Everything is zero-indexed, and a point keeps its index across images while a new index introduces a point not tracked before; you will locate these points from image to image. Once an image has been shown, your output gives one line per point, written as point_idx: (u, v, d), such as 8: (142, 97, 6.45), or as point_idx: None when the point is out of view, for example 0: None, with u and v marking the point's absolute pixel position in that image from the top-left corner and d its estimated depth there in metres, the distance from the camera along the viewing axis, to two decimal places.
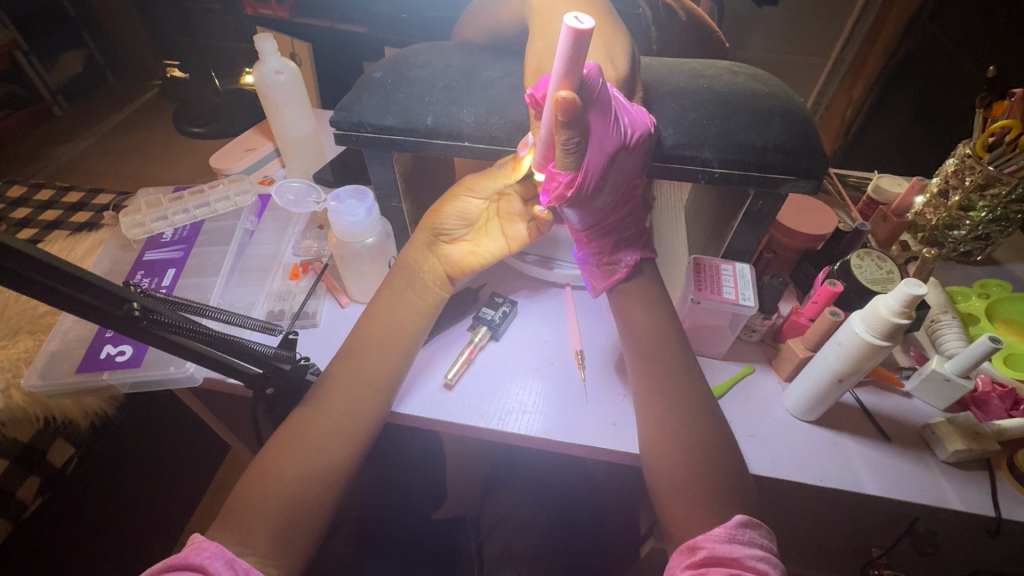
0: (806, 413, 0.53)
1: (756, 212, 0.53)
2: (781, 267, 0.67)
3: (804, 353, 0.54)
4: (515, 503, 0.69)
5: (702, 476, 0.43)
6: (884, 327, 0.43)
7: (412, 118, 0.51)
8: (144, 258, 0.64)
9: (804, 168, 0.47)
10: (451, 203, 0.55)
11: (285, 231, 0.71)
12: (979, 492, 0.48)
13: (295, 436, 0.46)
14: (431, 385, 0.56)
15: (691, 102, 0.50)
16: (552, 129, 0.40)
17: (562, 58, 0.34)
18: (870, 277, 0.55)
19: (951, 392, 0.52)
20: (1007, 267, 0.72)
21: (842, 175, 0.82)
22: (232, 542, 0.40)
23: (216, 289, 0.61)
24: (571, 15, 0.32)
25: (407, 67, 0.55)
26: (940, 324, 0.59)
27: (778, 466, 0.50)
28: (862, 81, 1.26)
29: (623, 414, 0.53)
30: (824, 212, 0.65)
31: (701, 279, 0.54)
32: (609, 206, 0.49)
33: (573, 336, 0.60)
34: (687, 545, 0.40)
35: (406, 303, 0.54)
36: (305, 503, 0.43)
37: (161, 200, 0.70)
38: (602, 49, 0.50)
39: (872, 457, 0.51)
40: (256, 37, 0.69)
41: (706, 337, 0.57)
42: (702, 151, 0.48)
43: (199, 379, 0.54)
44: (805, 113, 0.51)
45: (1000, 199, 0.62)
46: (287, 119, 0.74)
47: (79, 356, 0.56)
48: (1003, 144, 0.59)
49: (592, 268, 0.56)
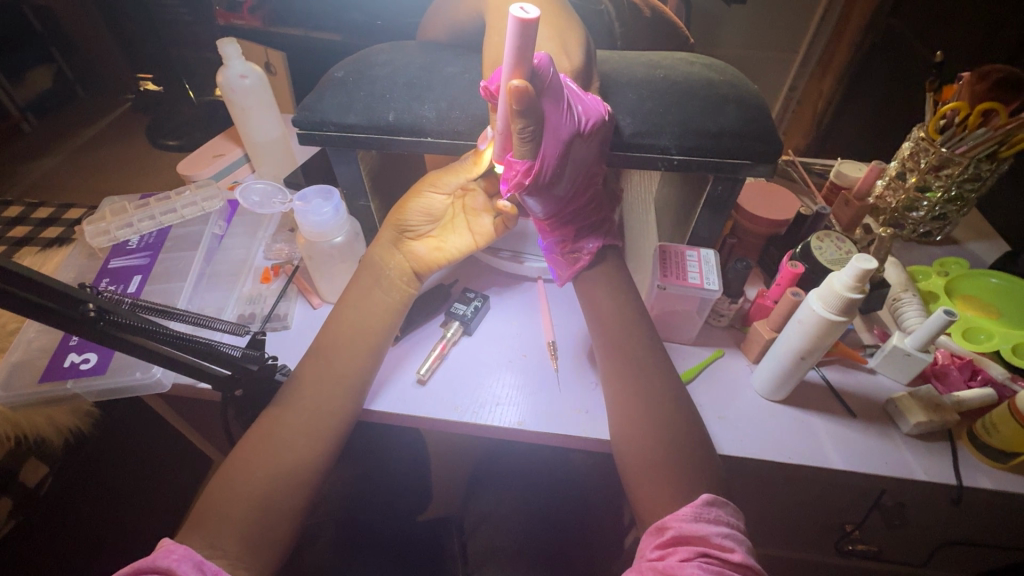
0: (772, 392, 0.54)
1: (717, 198, 0.54)
2: (748, 253, 0.68)
3: (769, 334, 0.55)
4: (496, 500, 0.69)
5: (670, 456, 0.44)
6: (839, 302, 0.44)
7: (374, 115, 0.52)
8: (109, 266, 0.64)
9: (758, 151, 0.49)
10: (414, 199, 0.55)
11: (255, 235, 0.70)
12: (941, 461, 0.50)
13: (264, 436, 0.45)
14: (404, 381, 0.56)
15: (649, 92, 0.51)
16: (508, 119, 0.41)
17: (512, 47, 0.35)
18: (830, 257, 0.57)
19: (913, 367, 0.54)
20: (966, 246, 0.74)
21: (806, 164, 0.84)
22: (200, 545, 0.39)
23: (184, 294, 0.61)
24: (517, 5, 0.32)
25: (368, 65, 0.55)
26: (901, 301, 0.60)
27: (748, 445, 0.50)
28: (831, 74, 1.31)
29: (595, 402, 0.54)
30: (786, 197, 0.67)
31: (666, 265, 0.55)
32: (569, 194, 0.50)
33: (545, 327, 0.61)
34: (656, 526, 0.40)
35: (375, 301, 0.54)
36: (275, 502, 0.43)
37: (126, 207, 0.69)
38: (557, 41, 0.51)
39: (839, 432, 0.52)
40: (219, 42, 0.69)
41: (674, 323, 0.58)
42: (661, 138, 0.49)
43: (167, 385, 0.54)
44: (758, 99, 0.52)
45: (954, 179, 0.63)
46: (254, 122, 0.74)
47: (42, 366, 0.55)
48: (953, 126, 0.60)
49: (557, 258, 0.57)
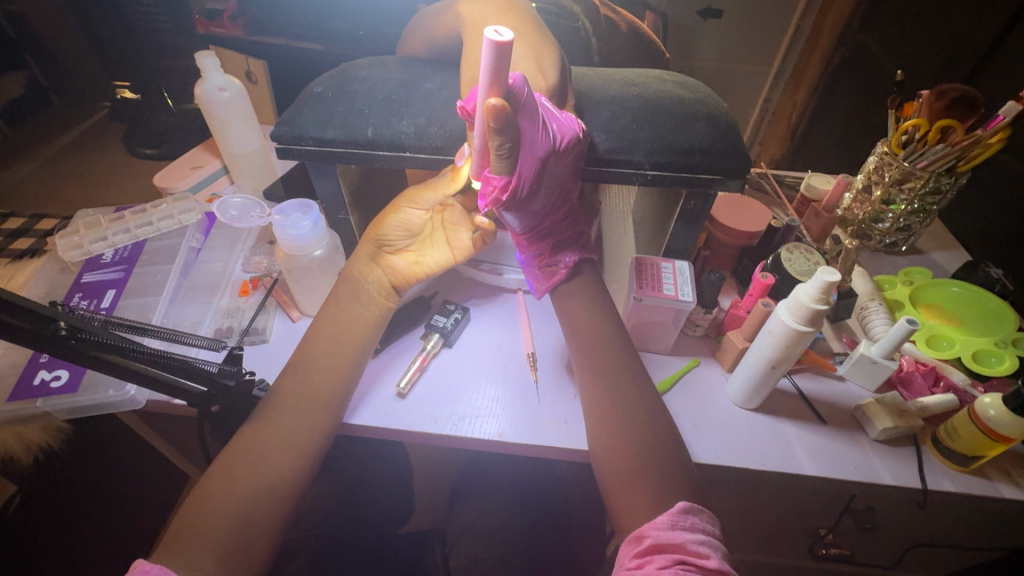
0: (746, 401, 0.55)
1: (690, 211, 0.56)
2: (722, 264, 0.70)
3: (742, 344, 0.56)
4: (480, 513, 0.68)
5: (647, 465, 0.44)
6: (805, 313, 0.45)
7: (352, 130, 0.52)
8: (82, 280, 0.63)
9: (728, 168, 0.50)
10: (393, 215, 0.56)
11: (234, 249, 0.70)
12: (907, 466, 0.51)
13: (243, 453, 0.45)
14: (384, 394, 0.56)
15: (622, 109, 0.52)
16: (484, 136, 0.41)
17: (487, 68, 0.36)
18: (800, 268, 0.59)
19: (880, 374, 0.56)
20: (930, 256, 0.77)
21: (779, 176, 0.86)
22: (175, 566, 0.39)
23: (159, 309, 0.60)
24: (491, 29, 0.33)
25: (347, 81, 0.56)
26: (868, 310, 0.62)
27: (722, 453, 0.52)
28: (805, 87, 1.35)
29: (573, 412, 0.55)
30: (757, 209, 0.69)
31: (642, 277, 0.56)
32: (546, 209, 0.51)
33: (525, 338, 0.61)
34: (634, 535, 0.41)
35: (354, 315, 0.54)
36: (253, 519, 0.42)
37: (101, 220, 0.68)
38: (533, 60, 0.52)
39: (809, 439, 0.53)
40: (197, 54, 0.68)
41: (651, 333, 0.59)
42: (634, 154, 0.51)
43: (141, 401, 0.53)
44: (728, 116, 0.54)
45: (917, 192, 0.66)
46: (233, 135, 0.74)
47: (10, 384, 0.53)
48: (914, 141, 0.63)
49: (534, 271, 0.57)
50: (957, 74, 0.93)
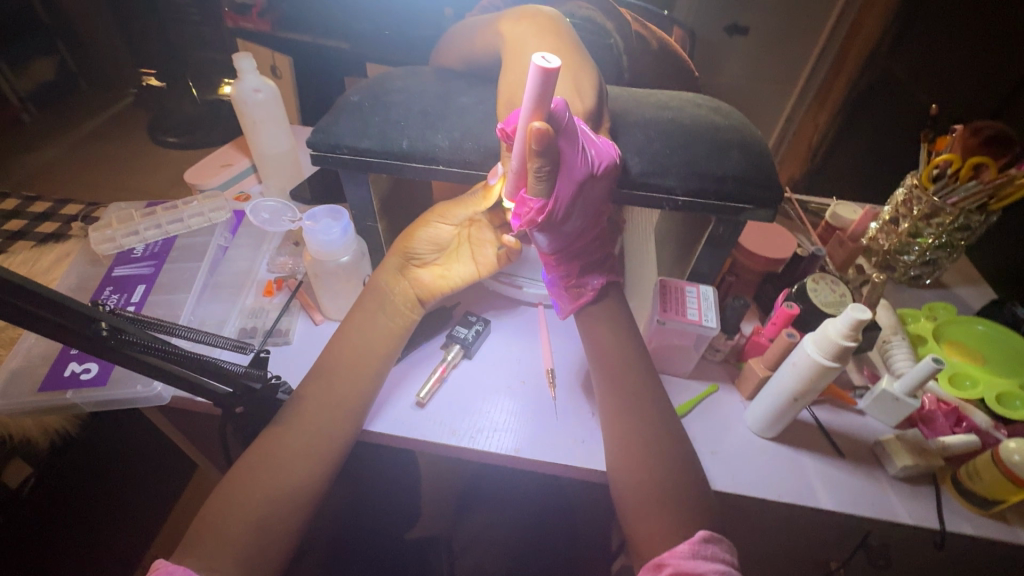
0: (765, 430, 0.55)
1: (718, 237, 0.56)
2: (744, 289, 0.70)
3: (763, 372, 0.56)
4: (486, 523, 0.69)
5: (667, 493, 0.44)
6: (833, 349, 0.45)
7: (387, 141, 0.53)
8: (112, 274, 0.64)
9: (760, 197, 0.51)
10: (422, 229, 0.56)
11: (260, 248, 0.71)
12: (925, 505, 0.51)
13: (265, 457, 0.46)
14: (403, 403, 0.56)
15: (657, 133, 0.53)
16: (524, 158, 0.42)
17: (532, 92, 0.36)
18: (825, 299, 0.59)
19: (901, 411, 0.55)
20: (953, 290, 0.76)
21: (803, 202, 0.86)
22: (198, 567, 0.39)
23: (187, 306, 0.61)
24: (539, 56, 0.34)
25: (384, 91, 0.56)
26: (890, 344, 0.62)
27: (739, 482, 0.51)
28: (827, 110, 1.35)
29: (590, 431, 0.55)
30: (782, 236, 0.69)
31: (666, 300, 0.56)
32: (577, 230, 0.51)
33: (544, 354, 0.62)
34: (652, 563, 0.40)
35: (379, 325, 0.54)
36: (271, 523, 0.43)
37: (132, 214, 0.70)
38: (570, 82, 0.53)
39: (828, 472, 0.53)
40: (235, 56, 0.69)
41: (671, 357, 0.59)
42: (666, 179, 0.51)
43: (167, 398, 0.54)
44: (762, 145, 0.54)
45: (945, 227, 0.65)
46: (264, 135, 0.75)
47: (40, 374, 0.54)
48: (946, 176, 0.63)
49: (560, 291, 0.57)
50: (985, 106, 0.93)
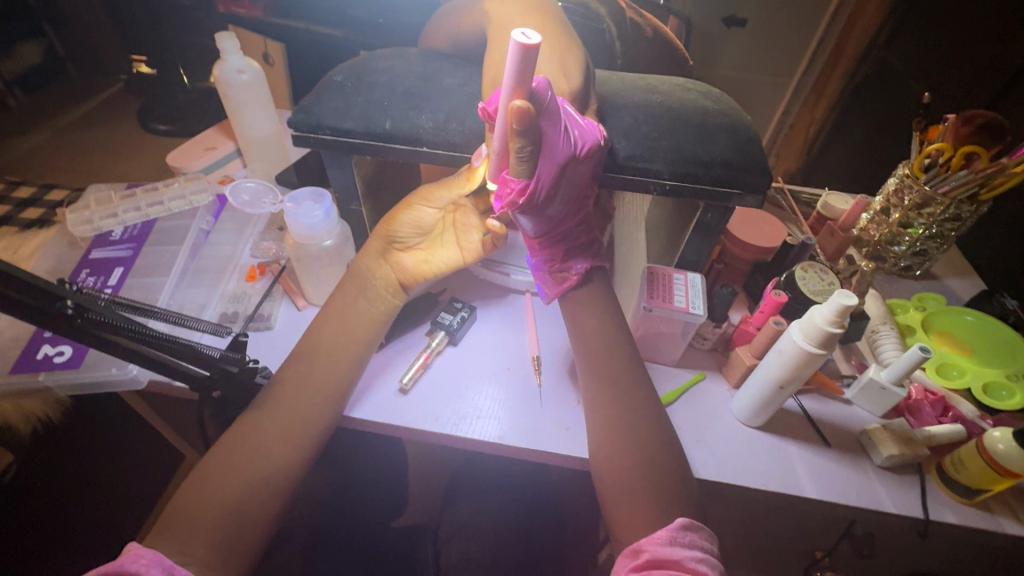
0: (751, 418, 0.54)
1: (706, 224, 0.55)
2: (734, 278, 0.70)
3: (750, 361, 0.56)
4: (473, 512, 0.69)
5: (649, 480, 0.44)
6: (818, 335, 0.45)
7: (370, 122, 0.52)
8: (90, 256, 0.62)
9: (749, 183, 0.50)
10: (405, 211, 0.55)
11: (243, 232, 0.70)
12: (909, 495, 0.51)
13: (242, 440, 0.45)
14: (386, 390, 0.55)
15: (644, 116, 0.52)
16: (505, 139, 0.41)
17: (512, 69, 0.35)
18: (813, 288, 0.58)
19: (888, 400, 0.55)
20: (944, 282, 0.76)
21: (795, 192, 0.85)
22: (170, 551, 0.38)
23: (166, 290, 0.60)
24: (519, 31, 0.33)
25: (368, 71, 0.55)
26: (880, 334, 0.62)
27: (724, 470, 0.51)
28: (823, 102, 1.35)
29: (575, 418, 0.54)
30: (773, 224, 0.68)
31: (653, 287, 0.56)
32: (562, 214, 0.50)
33: (530, 342, 0.61)
34: (631, 548, 0.40)
35: (360, 311, 0.53)
36: (245, 509, 0.42)
37: (112, 197, 0.68)
38: (556, 63, 0.52)
39: (813, 461, 0.53)
40: (217, 35, 0.67)
41: (659, 344, 0.59)
42: (654, 163, 0.50)
43: (143, 382, 0.53)
44: (751, 130, 0.53)
45: (936, 217, 0.65)
46: (248, 118, 0.73)
47: (13, 358, 0.53)
48: (937, 165, 0.62)
49: (544, 276, 0.57)
50: (979, 99, 0.93)
